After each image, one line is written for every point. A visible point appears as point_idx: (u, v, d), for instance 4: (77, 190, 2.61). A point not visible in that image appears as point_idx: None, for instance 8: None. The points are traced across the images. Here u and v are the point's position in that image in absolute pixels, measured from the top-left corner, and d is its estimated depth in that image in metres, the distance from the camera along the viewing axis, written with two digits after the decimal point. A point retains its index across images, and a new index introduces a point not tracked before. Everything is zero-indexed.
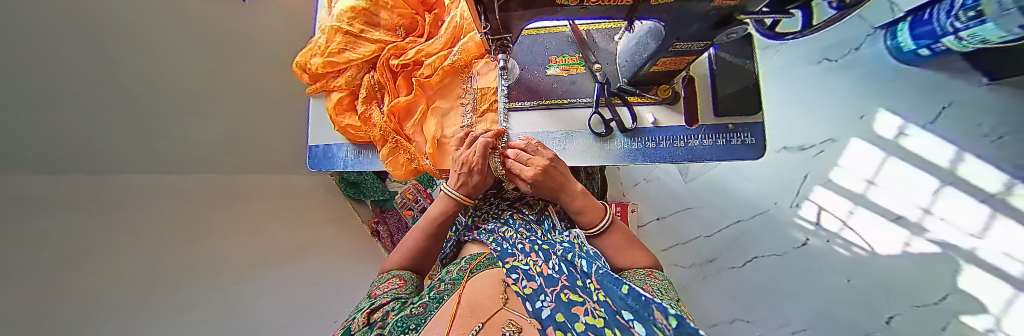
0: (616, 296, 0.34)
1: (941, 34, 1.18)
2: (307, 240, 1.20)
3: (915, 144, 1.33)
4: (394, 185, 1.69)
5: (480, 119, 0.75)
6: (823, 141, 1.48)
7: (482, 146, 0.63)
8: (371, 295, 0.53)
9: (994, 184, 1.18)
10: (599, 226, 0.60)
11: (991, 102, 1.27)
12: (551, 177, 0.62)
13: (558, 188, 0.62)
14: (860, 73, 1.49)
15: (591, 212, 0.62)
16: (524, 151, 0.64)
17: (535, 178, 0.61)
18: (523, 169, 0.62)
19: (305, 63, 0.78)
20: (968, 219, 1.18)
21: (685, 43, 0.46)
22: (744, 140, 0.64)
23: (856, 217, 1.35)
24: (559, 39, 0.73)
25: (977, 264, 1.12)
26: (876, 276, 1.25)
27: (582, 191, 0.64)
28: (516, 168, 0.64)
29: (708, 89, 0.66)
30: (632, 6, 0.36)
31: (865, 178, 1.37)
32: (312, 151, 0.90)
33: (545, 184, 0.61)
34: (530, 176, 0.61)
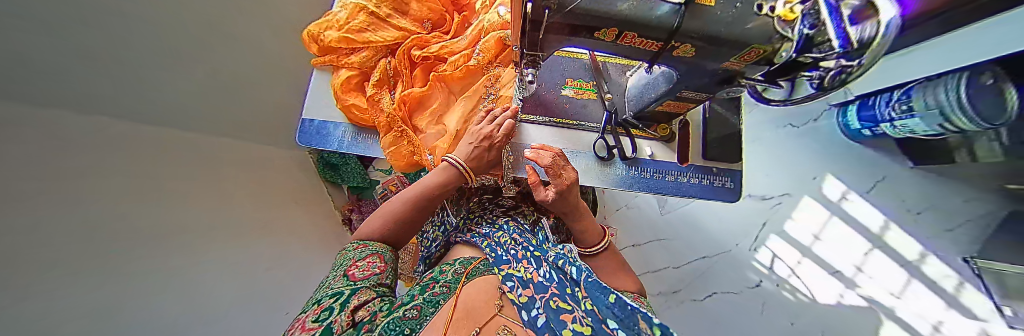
0: (604, 307, 0.38)
1: (880, 120, 1.39)
2: (272, 218, 1.11)
3: (854, 208, 1.53)
4: (377, 174, 1.64)
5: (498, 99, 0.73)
6: (780, 194, 1.65)
7: (510, 126, 0.66)
8: (349, 277, 0.47)
9: (912, 253, 1.40)
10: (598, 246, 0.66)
11: (913, 181, 1.52)
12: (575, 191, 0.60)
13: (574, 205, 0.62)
14: (817, 140, 1.70)
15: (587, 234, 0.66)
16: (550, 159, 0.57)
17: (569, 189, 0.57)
18: (562, 174, 0.57)
19: (318, 34, 0.77)
20: (890, 280, 1.38)
21: (691, 92, 0.53)
22: (724, 183, 0.72)
23: (803, 267, 1.50)
24: (576, 64, 0.78)
25: (895, 320, 1.31)
26: (815, 320, 1.40)
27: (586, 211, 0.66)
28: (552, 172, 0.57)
29: (700, 134, 0.74)
30: (657, 52, 0.41)
31: (812, 232, 1.54)
32: (305, 124, 0.84)
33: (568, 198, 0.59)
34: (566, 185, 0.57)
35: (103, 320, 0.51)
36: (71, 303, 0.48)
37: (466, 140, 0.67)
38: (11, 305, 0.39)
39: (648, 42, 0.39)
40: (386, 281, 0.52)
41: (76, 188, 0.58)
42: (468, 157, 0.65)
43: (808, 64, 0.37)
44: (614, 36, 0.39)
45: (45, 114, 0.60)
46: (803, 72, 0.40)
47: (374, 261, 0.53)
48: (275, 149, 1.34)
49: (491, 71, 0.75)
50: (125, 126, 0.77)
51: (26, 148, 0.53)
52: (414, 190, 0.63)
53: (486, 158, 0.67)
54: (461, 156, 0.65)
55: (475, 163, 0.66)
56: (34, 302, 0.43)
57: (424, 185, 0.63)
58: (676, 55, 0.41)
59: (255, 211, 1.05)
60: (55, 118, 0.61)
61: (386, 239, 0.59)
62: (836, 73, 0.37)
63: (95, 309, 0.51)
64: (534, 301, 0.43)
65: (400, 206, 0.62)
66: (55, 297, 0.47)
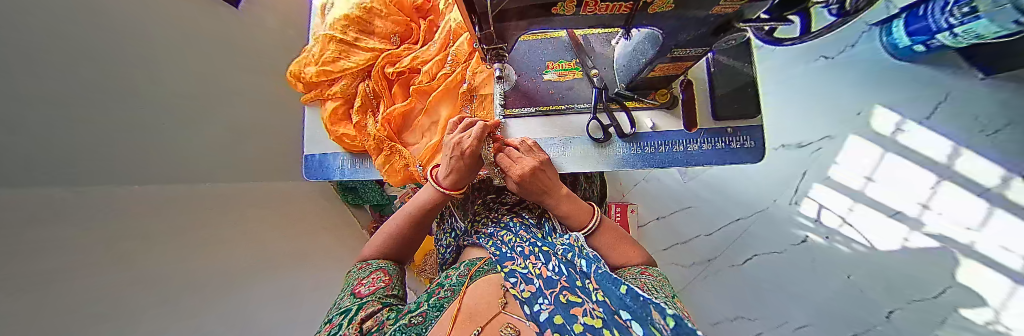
0: (615, 297, 0.35)
1: (936, 30, 1.19)
2: (305, 247, 1.19)
3: (913, 138, 1.33)
4: (394, 190, 1.66)
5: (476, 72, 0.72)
6: (819, 138, 1.48)
7: (478, 129, 0.59)
8: (356, 294, 0.50)
9: (991, 178, 1.20)
10: (587, 229, 0.57)
11: (984, 96, 1.29)
12: (538, 179, 0.58)
13: (546, 190, 0.59)
14: (852, 72, 1.50)
15: (576, 216, 0.58)
16: (516, 150, 0.62)
17: (523, 177, 0.57)
18: (514, 166, 0.59)
19: (299, 73, 0.78)
20: (964, 213, 1.20)
21: (684, 50, 0.47)
22: (743, 143, 0.64)
23: (856, 214, 1.35)
24: (554, 44, 0.71)
25: (977, 259, 1.15)
26: (875, 270, 1.26)
27: (568, 195, 0.60)
28: (505, 163, 0.60)
29: (707, 92, 0.66)
30: (629, 15, 0.36)
31: (864, 174, 1.37)
32: (309, 160, 0.87)
33: (529, 185, 0.58)
34: (518, 174, 0.58)
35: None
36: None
37: (446, 153, 0.62)
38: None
39: (616, 6, 0.34)
40: (394, 291, 0.53)
41: (174, 243, 0.69)
42: (450, 153, 0.60)
43: None
44: (573, 7, 0.34)
45: (154, 191, 0.73)
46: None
47: (378, 275, 0.55)
48: (296, 182, 1.40)
49: (467, 70, 0.71)
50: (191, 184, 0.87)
51: (138, 218, 0.64)
52: (413, 207, 0.64)
53: (462, 174, 0.62)
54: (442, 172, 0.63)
55: (462, 161, 0.60)
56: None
57: (420, 201, 0.64)
58: (652, 13, 0.36)
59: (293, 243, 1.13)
60: (159, 192, 0.74)
61: (388, 255, 0.61)
62: None
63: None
64: (537, 296, 0.41)
65: (400, 223, 0.63)
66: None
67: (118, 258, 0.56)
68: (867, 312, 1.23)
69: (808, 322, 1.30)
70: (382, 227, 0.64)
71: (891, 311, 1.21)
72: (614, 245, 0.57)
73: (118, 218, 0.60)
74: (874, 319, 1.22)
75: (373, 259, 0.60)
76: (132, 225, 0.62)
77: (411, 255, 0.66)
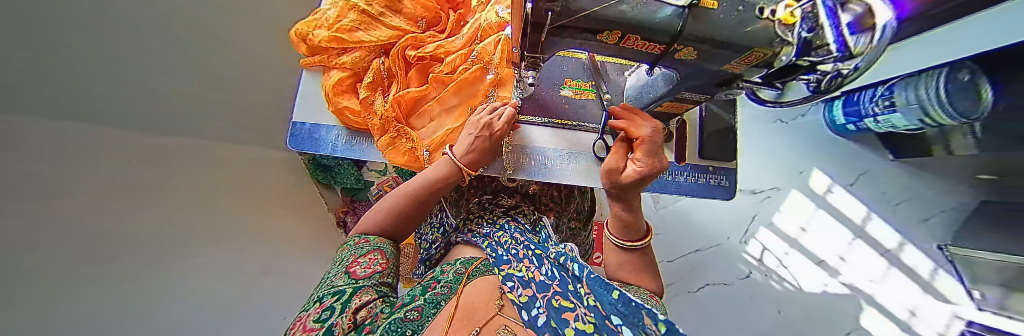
0: (607, 303, 0.35)
1: (865, 114, 1.44)
2: (267, 221, 1.08)
3: (838, 200, 1.59)
4: (371, 175, 1.63)
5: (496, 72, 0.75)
6: (769, 188, 1.70)
7: (508, 114, 0.68)
8: (351, 275, 0.47)
9: (891, 242, 1.46)
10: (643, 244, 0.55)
11: (892, 173, 1.59)
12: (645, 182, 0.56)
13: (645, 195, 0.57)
14: (801, 136, 1.76)
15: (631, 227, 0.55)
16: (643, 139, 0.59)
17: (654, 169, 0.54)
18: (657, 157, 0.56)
19: (306, 33, 0.73)
20: (869, 267, 1.44)
21: (689, 94, 0.53)
22: (720, 182, 0.73)
23: (790, 258, 1.56)
24: (575, 64, 0.76)
25: (875, 307, 1.36)
26: (801, 309, 1.45)
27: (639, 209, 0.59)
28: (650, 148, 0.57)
29: (696, 133, 0.75)
30: (659, 55, 0.41)
31: (799, 225, 1.60)
32: (296, 128, 0.81)
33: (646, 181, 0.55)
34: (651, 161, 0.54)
35: (142, 328, 0.53)
36: (118, 309, 0.51)
37: (467, 131, 0.67)
38: (27, 326, 0.37)
39: (651, 45, 0.39)
40: (387, 280, 0.52)
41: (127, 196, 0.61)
42: (474, 130, 0.65)
43: (805, 68, 0.39)
44: (616, 39, 0.39)
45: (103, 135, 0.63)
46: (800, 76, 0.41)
47: (376, 258, 0.53)
48: (267, 150, 1.28)
49: (487, 62, 0.72)
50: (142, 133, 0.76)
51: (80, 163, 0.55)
52: (416, 181, 0.62)
53: (482, 152, 0.67)
54: (459, 149, 0.65)
55: (487, 141, 0.66)
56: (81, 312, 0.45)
57: (425, 177, 0.63)
58: (678, 58, 0.42)
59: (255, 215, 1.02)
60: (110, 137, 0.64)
61: (387, 233, 0.60)
62: (833, 76, 0.39)
63: (136, 316, 0.53)
64: (535, 300, 0.41)
65: (401, 197, 0.61)
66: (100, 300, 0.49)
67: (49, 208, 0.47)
68: None
69: None
70: (375, 207, 0.63)
71: None
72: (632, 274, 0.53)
73: (45, 161, 0.51)
74: None
75: (370, 235, 0.58)
76: (52, 171, 0.52)
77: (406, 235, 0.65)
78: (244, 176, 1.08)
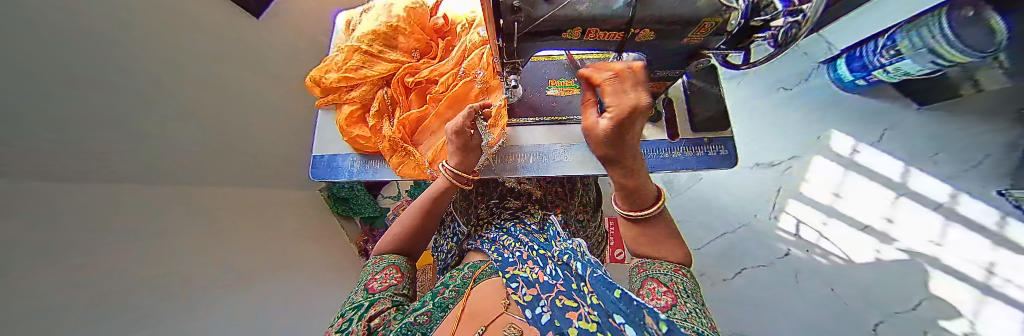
0: (608, 302, 0.38)
1: (872, 68, 1.39)
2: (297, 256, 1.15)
3: (868, 158, 1.50)
4: (386, 202, 1.71)
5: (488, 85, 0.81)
6: (787, 158, 1.65)
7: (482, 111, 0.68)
8: (369, 290, 0.52)
9: (942, 195, 1.33)
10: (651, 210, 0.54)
11: (925, 121, 1.47)
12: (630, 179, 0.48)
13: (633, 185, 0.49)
14: (813, 102, 1.70)
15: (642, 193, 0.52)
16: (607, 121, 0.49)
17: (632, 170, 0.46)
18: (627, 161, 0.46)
19: (319, 78, 0.84)
20: (924, 227, 1.31)
21: (661, 70, 0.57)
22: (717, 152, 0.74)
23: (830, 227, 1.47)
24: (558, 65, 0.83)
25: (945, 271, 1.21)
26: (854, 282, 1.33)
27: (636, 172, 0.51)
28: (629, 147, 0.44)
29: (684, 109, 0.77)
30: (621, 41, 0.46)
31: (831, 190, 1.52)
32: (317, 160, 0.90)
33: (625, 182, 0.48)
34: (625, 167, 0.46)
35: None
36: None
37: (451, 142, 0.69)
38: None
39: (610, 34, 0.44)
40: (403, 291, 0.55)
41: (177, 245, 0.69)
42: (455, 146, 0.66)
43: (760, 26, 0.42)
44: (579, 34, 0.44)
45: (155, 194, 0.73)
46: (756, 34, 0.44)
47: (390, 272, 0.58)
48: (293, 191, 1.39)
49: (473, 74, 0.78)
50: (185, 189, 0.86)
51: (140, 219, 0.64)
52: (422, 200, 0.66)
53: (471, 153, 0.67)
54: (450, 163, 0.66)
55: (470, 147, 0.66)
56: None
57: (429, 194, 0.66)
58: (640, 41, 0.46)
59: (287, 251, 1.10)
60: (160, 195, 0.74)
61: (401, 251, 0.65)
62: (788, 28, 0.41)
63: None
64: (539, 299, 0.43)
65: (410, 216, 0.66)
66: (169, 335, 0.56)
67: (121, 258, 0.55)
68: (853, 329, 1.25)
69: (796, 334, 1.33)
70: (388, 231, 0.67)
71: (876, 324, 1.22)
72: (651, 245, 0.56)
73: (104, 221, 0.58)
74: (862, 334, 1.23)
75: (386, 255, 0.64)
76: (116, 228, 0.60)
77: (421, 249, 0.68)
78: (275, 216, 1.17)
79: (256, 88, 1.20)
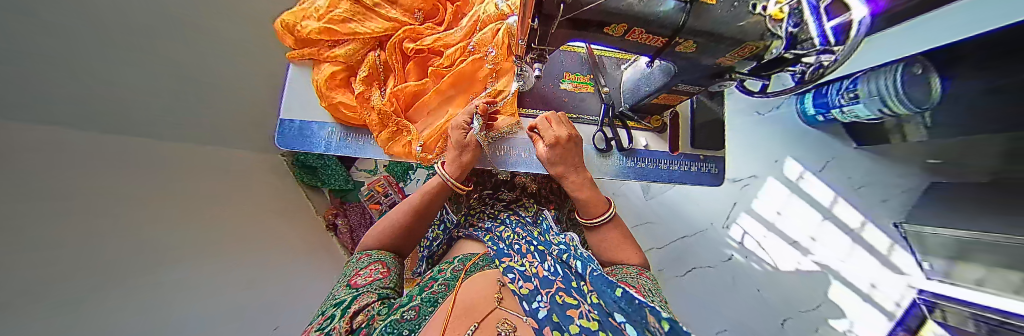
0: (609, 300, 0.35)
1: (832, 106, 1.54)
2: (262, 225, 1.02)
3: (809, 185, 1.72)
4: (361, 175, 1.58)
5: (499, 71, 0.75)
6: (748, 177, 1.79)
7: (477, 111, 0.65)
8: (353, 285, 0.48)
9: (854, 221, 1.60)
10: (604, 216, 0.62)
11: (859, 160, 1.72)
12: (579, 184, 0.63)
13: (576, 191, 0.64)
14: (780, 128, 1.85)
15: (592, 204, 0.63)
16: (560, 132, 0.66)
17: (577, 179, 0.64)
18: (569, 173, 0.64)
19: (294, 25, 0.70)
20: (834, 245, 1.59)
21: (684, 86, 0.56)
22: (710, 170, 0.77)
23: (767, 240, 1.67)
24: (573, 58, 0.80)
25: (841, 281, 1.51)
26: (780, 288, 1.57)
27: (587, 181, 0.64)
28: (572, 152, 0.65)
29: (689, 125, 0.79)
30: (660, 48, 0.44)
31: (776, 209, 1.71)
32: (284, 125, 0.78)
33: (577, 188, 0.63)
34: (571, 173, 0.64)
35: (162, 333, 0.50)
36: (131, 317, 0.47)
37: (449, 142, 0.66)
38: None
39: (654, 38, 0.41)
40: (390, 284, 0.52)
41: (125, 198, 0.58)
42: (455, 145, 0.63)
43: (791, 61, 0.42)
44: (622, 31, 0.40)
45: (80, 138, 0.58)
46: (786, 66, 0.44)
47: (377, 268, 0.53)
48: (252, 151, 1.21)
49: (484, 52, 0.71)
50: (121, 137, 0.70)
51: (80, 177, 0.53)
52: (417, 195, 0.63)
53: (464, 152, 0.64)
54: (448, 165, 0.64)
55: (467, 152, 0.64)
56: (105, 314, 0.44)
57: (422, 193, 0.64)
58: (679, 51, 0.44)
59: (252, 218, 0.98)
60: (86, 140, 0.59)
61: (389, 246, 0.60)
62: (817, 67, 0.41)
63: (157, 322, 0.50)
64: (537, 294, 0.41)
65: (401, 213, 0.62)
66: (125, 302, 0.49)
67: (53, 210, 0.45)
68: (769, 321, 1.51)
69: (728, 326, 1.54)
70: (377, 223, 0.63)
71: (785, 320, 1.50)
72: (613, 246, 0.62)
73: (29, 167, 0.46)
74: (773, 326, 1.50)
75: (372, 249, 0.58)
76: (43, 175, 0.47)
77: (411, 248, 0.65)
78: (233, 177, 1.02)
79: (214, 20, 0.98)
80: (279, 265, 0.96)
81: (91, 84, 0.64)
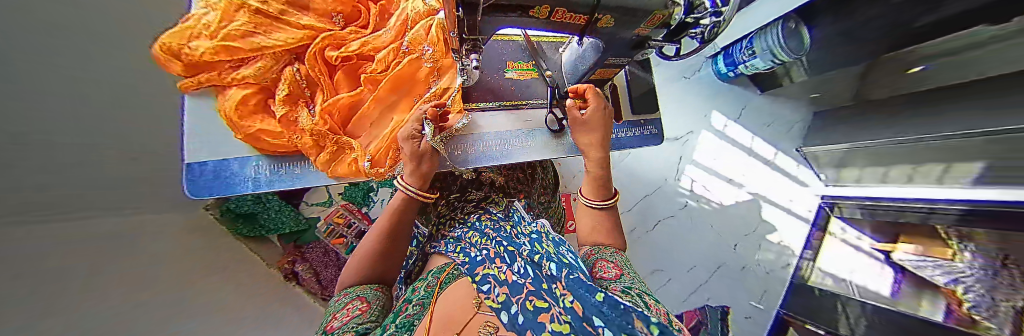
0: (589, 304, 0.28)
1: (737, 63, 1.79)
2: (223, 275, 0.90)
3: (732, 131, 2.01)
4: (315, 210, 1.44)
5: (441, 69, 0.73)
6: (686, 134, 2.02)
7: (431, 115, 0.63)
8: (327, 329, 0.42)
9: (769, 153, 1.93)
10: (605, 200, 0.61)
11: (765, 104, 2.03)
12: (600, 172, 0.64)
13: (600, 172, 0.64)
14: (703, 87, 2.10)
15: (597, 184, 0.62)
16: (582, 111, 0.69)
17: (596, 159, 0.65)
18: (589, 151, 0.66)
19: (178, 46, 0.59)
20: (760, 177, 1.89)
21: (615, 59, 0.61)
22: (651, 131, 0.86)
23: (711, 184, 1.92)
24: (512, 46, 0.81)
25: (769, 203, 1.83)
26: (728, 221, 1.83)
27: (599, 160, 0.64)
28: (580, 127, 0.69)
29: (627, 95, 0.86)
30: (583, 25, 0.47)
31: (712, 158, 1.97)
32: (194, 170, 0.66)
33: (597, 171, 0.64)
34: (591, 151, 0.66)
35: None
36: None
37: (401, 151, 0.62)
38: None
39: (576, 17, 0.44)
40: (372, 317, 0.47)
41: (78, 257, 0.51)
42: (410, 156, 0.60)
43: (692, 23, 0.48)
44: (546, 13, 0.42)
45: (69, 191, 0.55)
46: (689, 30, 0.51)
47: (354, 304, 0.48)
48: None
49: (420, 52, 0.69)
50: (93, 191, 0.64)
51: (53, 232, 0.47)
52: (383, 219, 0.60)
53: (422, 161, 0.61)
54: (410, 179, 0.61)
55: (425, 163, 0.61)
56: None
57: (394, 206, 0.61)
58: (601, 26, 0.47)
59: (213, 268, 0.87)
60: (69, 189, 0.55)
61: (366, 277, 0.56)
62: (711, 26, 0.48)
63: None
64: (511, 301, 0.35)
65: (375, 234, 0.59)
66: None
67: (48, 263, 0.42)
68: (724, 251, 1.78)
69: (695, 264, 1.78)
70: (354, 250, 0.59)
71: (735, 245, 1.78)
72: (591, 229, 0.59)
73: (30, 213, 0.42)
74: (727, 254, 1.77)
75: (353, 286, 0.54)
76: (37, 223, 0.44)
77: (394, 269, 0.61)
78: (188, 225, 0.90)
79: None
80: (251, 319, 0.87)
81: (69, 131, 0.58)
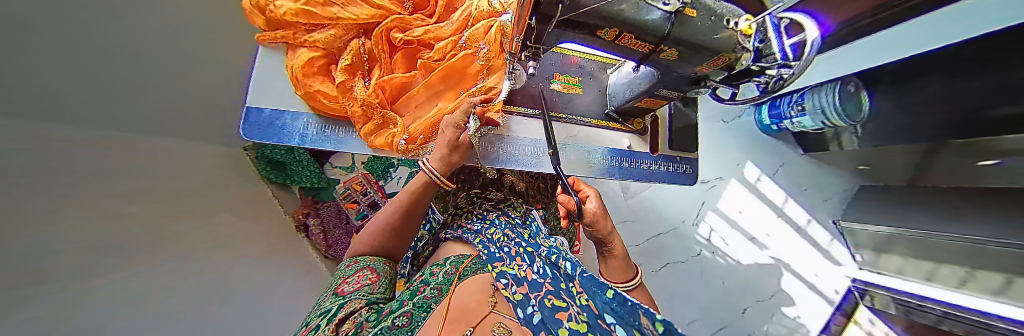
0: (602, 301, 0.31)
1: (784, 117, 1.69)
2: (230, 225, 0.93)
3: (765, 186, 1.90)
4: (337, 172, 1.48)
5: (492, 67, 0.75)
6: (715, 179, 1.93)
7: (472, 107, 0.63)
8: (339, 293, 0.46)
9: (801, 218, 1.82)
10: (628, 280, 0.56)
11: (806, 165, 1.92)
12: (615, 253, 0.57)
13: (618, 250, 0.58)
14: (742, 134, 2.01)
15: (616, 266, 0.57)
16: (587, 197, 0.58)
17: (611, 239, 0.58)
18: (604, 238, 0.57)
19: (266, 4, 0.64)
20: (786, 241, 1.78)
21: (666, 91, 0.61)
22: (685, 170, 0.84)
23: (731, 236, 1.82)
24: (562, 58, 0.81)
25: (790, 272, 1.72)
26: (741, 280, 1.73)
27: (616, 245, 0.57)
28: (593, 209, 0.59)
29: (666, 128, 0.84)
30: (645, 55, 0.47)
31: (738, 209, 1.87)
32: (252, 114, 0.71)
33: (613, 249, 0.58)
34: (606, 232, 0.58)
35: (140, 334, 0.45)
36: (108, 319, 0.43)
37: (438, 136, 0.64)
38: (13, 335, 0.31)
39: (641, 44, 0.44)
40: (381, 289, 0.50)
41: (94, 186, 0.52)
42: (446, 145, 0.61)
43: (756, 72, 0.47)
44: (613, 36, 0.42)
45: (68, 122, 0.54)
46: (752, 77, 0.49)
47: (366, 274, 0.52)
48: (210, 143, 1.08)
49: (476, 48, 0.71)
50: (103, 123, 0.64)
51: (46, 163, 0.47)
52: (404, 194, 0.60)
53: (455, 151, 0.63)
54: (433, 162, 0.61)
55: (456, 152, 0.62)
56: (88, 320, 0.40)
57: (411, 189, 0.60)
58: (662, 57, 0.47)
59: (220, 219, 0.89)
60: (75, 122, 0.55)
61: (378, 251, 0.59)
62: (777, 79, 0.47)
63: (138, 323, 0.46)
64: (529, 298, 0.37)
65: (393, 213, 0.59)
66: (108, 288, 0.46)
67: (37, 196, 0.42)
68: (731, 311, 1.67)
69: (696, 317, 1.67)
70: (366, 225, 0.60)
71: (745, 308, 1.67)
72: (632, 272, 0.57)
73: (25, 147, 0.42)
74: (733, 316, 1.66)
75: (362, 256, 0.57)
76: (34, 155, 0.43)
77: (401, 250, 0.63)
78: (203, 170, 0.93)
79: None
80: (247, 272, 0.89)
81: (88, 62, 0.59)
